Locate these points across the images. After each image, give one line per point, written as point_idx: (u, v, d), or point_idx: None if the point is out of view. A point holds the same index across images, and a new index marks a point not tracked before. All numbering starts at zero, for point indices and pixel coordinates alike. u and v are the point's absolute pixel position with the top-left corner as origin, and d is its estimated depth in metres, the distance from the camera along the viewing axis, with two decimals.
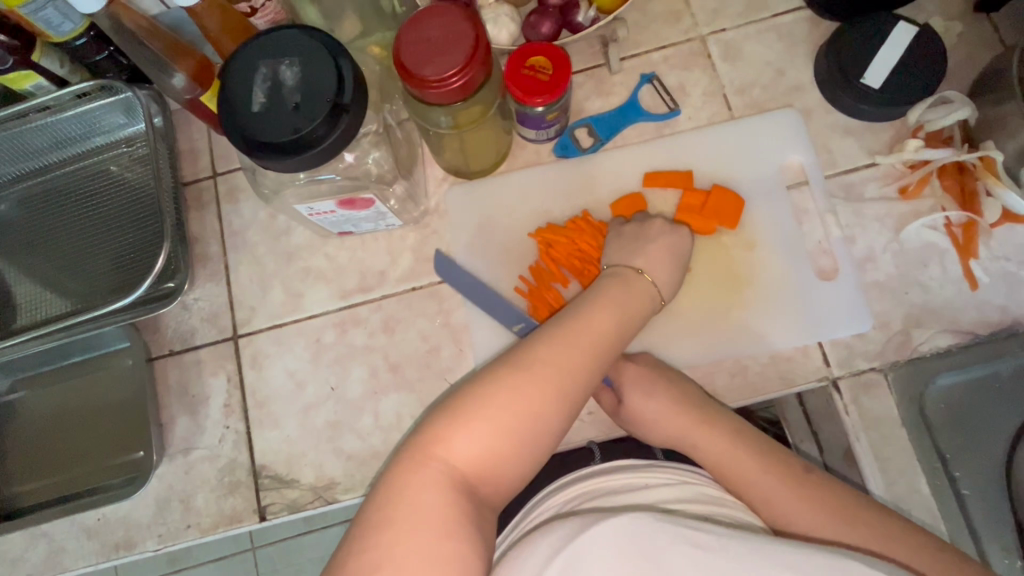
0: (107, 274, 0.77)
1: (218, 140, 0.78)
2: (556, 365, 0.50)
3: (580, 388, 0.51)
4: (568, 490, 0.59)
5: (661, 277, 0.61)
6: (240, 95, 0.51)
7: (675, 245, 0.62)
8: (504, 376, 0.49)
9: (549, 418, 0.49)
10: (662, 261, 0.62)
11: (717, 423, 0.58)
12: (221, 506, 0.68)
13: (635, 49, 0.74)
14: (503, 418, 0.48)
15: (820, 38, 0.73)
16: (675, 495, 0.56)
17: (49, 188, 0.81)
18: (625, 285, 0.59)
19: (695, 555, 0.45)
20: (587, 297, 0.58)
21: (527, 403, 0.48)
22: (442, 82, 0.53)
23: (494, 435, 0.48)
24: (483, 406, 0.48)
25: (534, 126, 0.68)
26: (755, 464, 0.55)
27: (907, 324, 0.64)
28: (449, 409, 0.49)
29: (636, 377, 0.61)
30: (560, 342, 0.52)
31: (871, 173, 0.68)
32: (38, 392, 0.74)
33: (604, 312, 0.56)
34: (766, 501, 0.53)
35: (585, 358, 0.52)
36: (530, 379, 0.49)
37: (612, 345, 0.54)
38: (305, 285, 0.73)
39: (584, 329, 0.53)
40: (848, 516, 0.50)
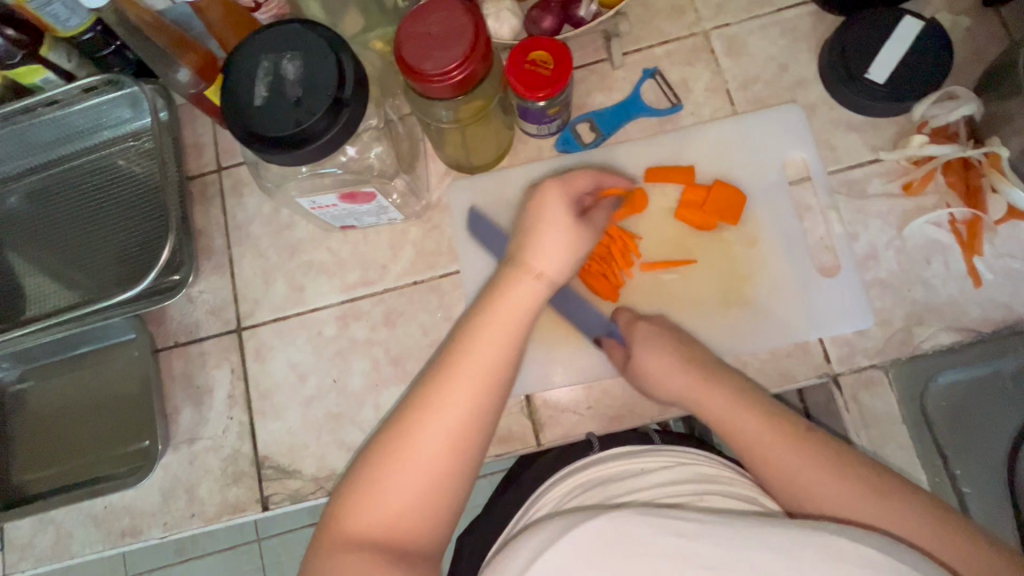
0: (114, 267, 0.78)
1: (222, 135, 0.79)
2: (459, 391, 0.49)
3: (477, 412, 0.49)
4: (565, 484, 0.61)
5: (546, 267, 0.54)
6: (243, 88, 0.52)
7: (570, 230, 0.56)
8: (397, 428, 0.48)
9: (449, 451, 0.47)
10: (558, 253, 0.55)
11: (723, 383, 0.57)
12: (224, 496, 0.69)
13: (637, 44, 0.74)
14: (419, 456, 0.47)
15: (824, 32, 0.72)
16: (671, 478, 0.58)
17: (57, 181, 0.82)
18: (504, 290, 0.53)
19: (682, 547, 0.46)
20: (469, 314, 0.54)
21: (422, 446, 0.47)
22: (443, 76, 0.53)
23: (414, 474, 0.47)
24: (385, 465, 0.47)
25: (536, 121, 0.67)
26: (761, 427, 0.53)
27: (908, 321, 0.64)
28: (369, 457, 0.48)
29: (647, 335, 0.62)
30: (443, 376, 0.49)
31: (874, 169, 0.68)
32: (46, 382, 0.75)
33: (487, 327, 0.52)
34: (770, 466, 0.52)
35: (469, 383, 0.49)
36: (419, 423, 0.48)
37: (500, 360, 0.51)
38: (308, 278, 0.73)
39: (466, 355, 0.50)
40: (852, 482, 0.49)
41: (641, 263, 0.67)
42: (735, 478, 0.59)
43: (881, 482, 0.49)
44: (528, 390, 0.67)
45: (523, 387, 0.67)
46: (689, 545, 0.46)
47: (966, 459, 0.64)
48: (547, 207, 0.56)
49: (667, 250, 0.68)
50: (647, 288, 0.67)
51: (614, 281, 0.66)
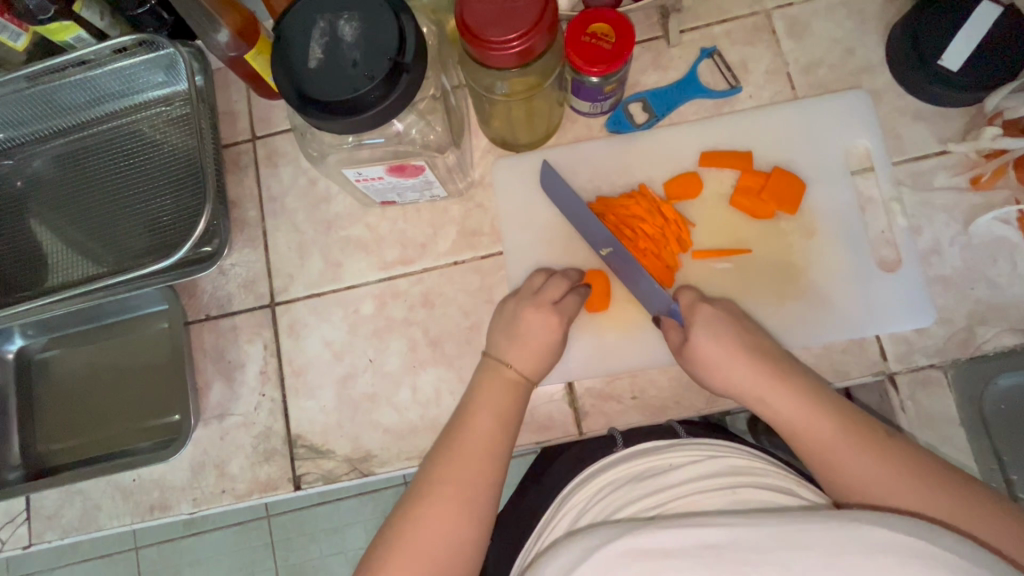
0: (142, 236, 0.76)
1: (257, 102, 0.76)
2: (480, 430, 0.55)
3: (482, 496, 0.53)
4: (593, 485, 0.60)
5: (526, 363, 0.59)
6: (295, 50, 0.49)
7: (545, 336, 0.60)
8: (408, 514, 0.52)
9: (456, 532, 0.51)
10: (530, 354, 0.59)
11: (791, 379, 0.54)
12: (256, 473, 0.67)
13: (695, 22, 0.71)
14: (453, 486, 0.52)
15: (894, 15, 0.69)
16: (702, 474, 0.57)
17: (84, 146, 0.80)
18: (491, 384, 0.58)
19: (705, 554, 0.46)
20: (460, 410, 0.58)
21: (429, 533, 0.50)
22: (503, 45, 0.51)
23: (453, 503, 0.52)
24: (394, 557, 0.49)
25: (590, 97, 0.64)
26: (830, 426, 0.51)
27: (971, 321, 0.62)
28: (407, 498, 0.53)
29: (710, 317, 0.58)
30: (447, 464, 0.54)
31: (941, 162, 0.65)
32: (72, 352, 0.74)
33: (480, 417, 0.56)
34: (837, 468, 0.50)
35: (471, 469, 0.53)
36: (427, 510, 0.51)
37: (498, 435, 0.56)
38: (345, 254, 0.71)
39: (466, 444, 0.55)
40: (912, 477, 0.48)
41: (694, 251, 0.65)
42: (767, 468, 0.57)
43: (942, 475, 0.48)
44: (570, 377, 0.65)
45: (564, 374, 0.65)
46: (713, 551, 0.46)
47: None
48: (527, 314, 0.60)
49: (722, 238, 0.65)
50: (700, 276, 0.65)
51: (668, 264, 0.64)
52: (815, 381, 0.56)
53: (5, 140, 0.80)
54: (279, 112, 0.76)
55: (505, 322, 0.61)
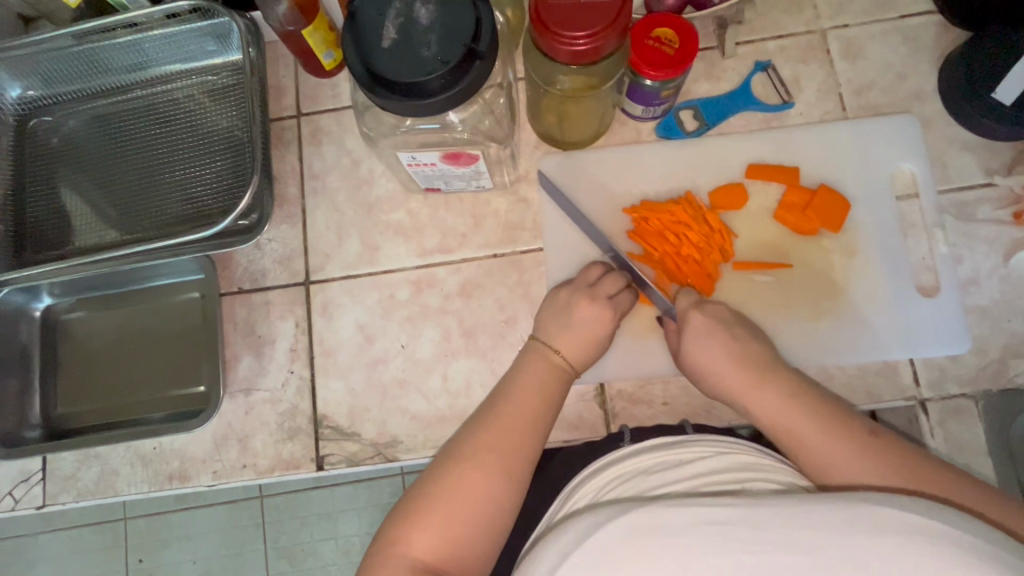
0: (177, 204, 0.76)
1: (305, 79, 0.76)
2: (525, 404, 0.56)
3: (518, 463, 0.52)
4: (603, 475, 0.55)
5: (575, 353, 0.60)
6: (368, 28, 0.48)
7: (597, 327, 0.60)
8: (446, 471, 0.51)
9: (490, 494, 0.50)
10: (581, 343, 0.60)
11: (771, 381, 0.54)
12: (279, 450, 0.67)
13: (751, 35, 0.71)
14: (491, 452, 0.52)
15: (948, 45, 0.69)
16: (714, 469, 0.53)
17: (122, 109, 0.79)
18: (536, 365, 0.59)
19: (713, 532, 0.43)
20: (504, 384, 0.58)
21: (467, 491, 0.50)
22: (571, 41, 0.51)
23: (488, 468, 0.51)
24: (432, 511, 0.49)
25: (645, 101, 0.65)
26: (809, 425, 0.50)
27: (1005, 353, 0.62)
28: (442, 460, 0.53)
29: (701, 327, 0.58)
30: (490, 429, 0.54)
31: (986, 194, 0.65)
32: (100, 315, 0.73)
33: (523, 397, 0.56)
34: (816, 450, 0.49)
35: (509, 436, 0.53)
36: (467, 468, 0.51)
37: (540, 413, 0.56)
38: (384, 238, 0.71)
39: (511, 413, 0.55)
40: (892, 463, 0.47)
41: (735, 261, 0.65)
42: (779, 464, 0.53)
43: (928, 468, 0.47)
44: (603, 378, 0.65)
45: (597, 375, 0.65)
46: (723, 531, 0.43)
47: None
48: (580, 305, 0.61)
49: (764, 251, 0.65)
50: (740, 287, 0.65)
51: (709, 273, 0.64)
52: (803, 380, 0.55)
53: (42, 96, 0.79)
54: (327, 91, 0.76)
55: (557, 302, 0.62)
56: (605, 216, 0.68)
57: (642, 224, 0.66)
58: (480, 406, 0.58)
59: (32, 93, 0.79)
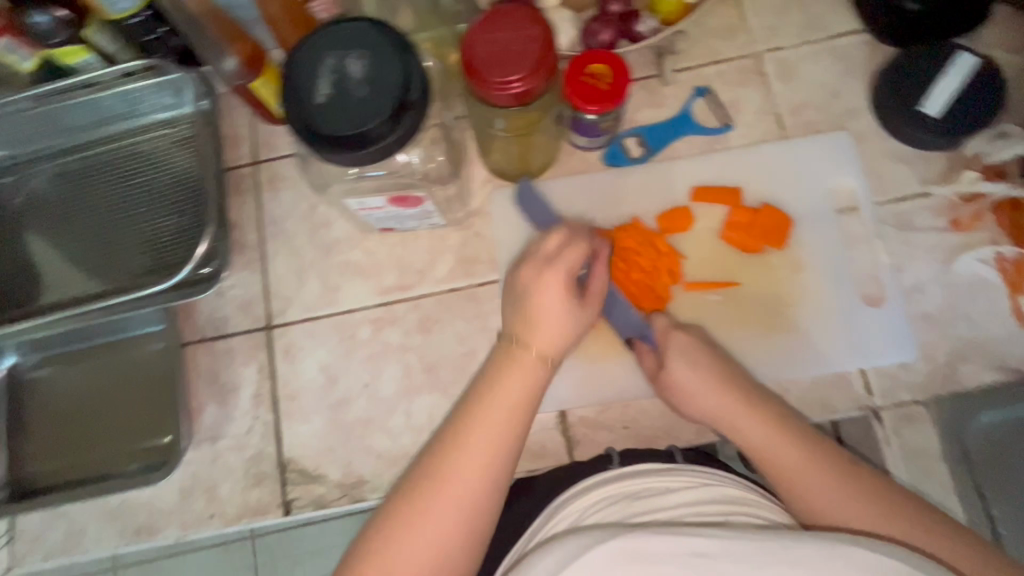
0: (140, 256, 0.77)
1: (261, 127, 0.78)
2: (491, 423, 0.52)
3: (489, 479, 0.50)
4: (589, 497, 0.55)
5: (549, 343, 0.56)
6: (303, 86, 0.50)
7: (570, 295, 0.56)
8: (410, 505, 0.49)
9: (467, 508, 0.49)
10: (561, 321, 0.56)
11: (758, 408, 0.55)
12: (245, 497, 0.67)
13: (689, 62, 0.74)
14: (454, 484, 0.49)
15: (877, 61, 0.72)
16: (698, 499, 0.54)
17: (84, 165, 0.81)
18: (508, 366, 0.55)
19: (692, 562, 0.45)
20: (475, 389, 0.55)
21: (428, 526, 0.48)
22: (504, 86, 0.53)
23: (452, 502, 0.49)
24: (410, 534, 0.48)
25: (587, 134, 0.67)
26: (796, 466, 0.52)
27: (952, 357, 0.63)
28: (404, 488, 0.50)
29: (685, 347, 0.59)
30: (453, 456, 0.50)
31: (922, 203, 0.67)
32: (63, 371, 0.73)
33: (495, 404, 0.53)
34: (804, 491, 0.51)
35: (484, 453, 0.51)
36: (443, 487, 0.49)
37: (510, 430, 0.52)
38: (343, 279, 0.72)
39: (487, 423, 0.52)
40: (874, 502, 0.49)
41: (686, 282, 0.66)
42: (763, 501, 0.54)
43: (903, 503, 0.49)
44: (563, 406, 0.66)
45: (557, 403, 0.66)
46: (703, 561, 0.45)
47: (1007, 499, 0.62)
48: (548, 289, 0.56)
49: (713, 271, 0.67)
50: (692, 307, 0.66)
51: (660, 295, 0.65)
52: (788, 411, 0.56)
53: (4, 156, 0.81)
54: (282, 137, 0.77)
55: (517, 290, 0.57)
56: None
57: None
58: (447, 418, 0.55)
59: None
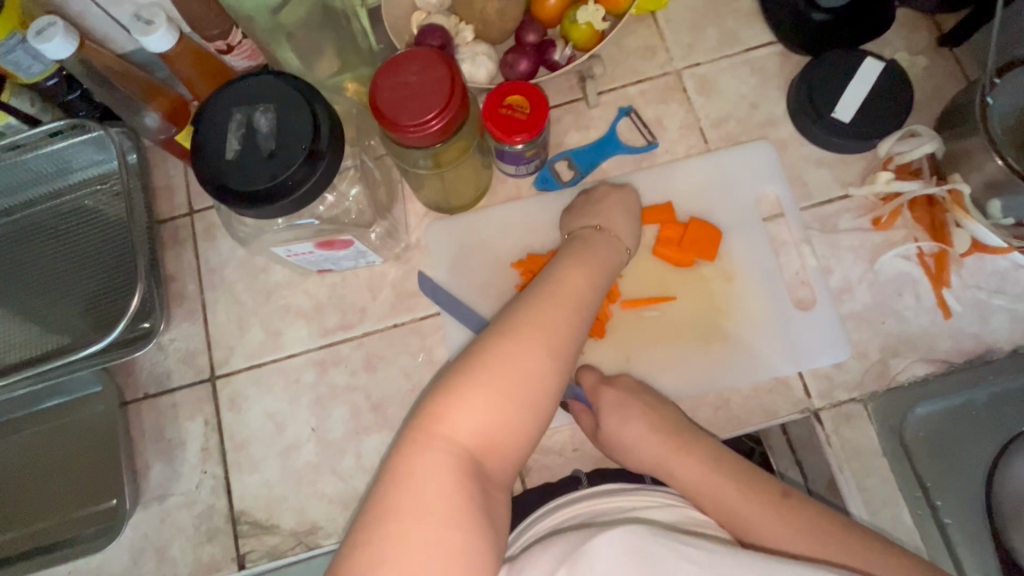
0: (78, 315, 0.76)
1: (194, 176, 0.78)
2: (544, 326, 0.52)
3: (555, 367, 0.50)
4: (561, 514, 0.56)
5: (626, 232, 0.64)
6: (213, 143, 0.50)
7: (630, 206, 0.66)
8: (460, 393, 0.48)
9: (538, 380, 0.49)
10: (625, 217, 0.65)
11: (693, 448, 0.57)
12: (198, 555, 0.66)
13: (612, 84, 0.75)
14: (508, 381, 0.48)
15: (792, 71, 0.75)
16: (668, 519, 0.54)
17: (18, 226, 0.80)
18: (569, 275, 0.57)
19: (683, 564, 0.45)
20: (534, 288, 0.56)
21: (475, 419, 0.47)
22: (421, 125, 0.53)
23: (503, 400, 0.48)
24: (489, 368, 0.48)
25: (513, 161, 0.68)
26: (735, 495, 0.54)
27: (884, 353, 0.65)
28: (451, 381, 0.49)
29: (615, 402, 0.61)
30: (508, 349, 0.50)
31: (844, 205, 0.69)
32: (3, 441, 0.71)
33: (576, 269, 0.58)
34: (742, 526, 0.53)
35: (560, 325, 0.52)
36: (519, 335, 0.50)
37: (565, 336, 0.52)
38: (285, 323, 0.72)
39: (561, 295, 0.55)
40: (812, 537, 0.50)
41: (623, 300, 0.67)
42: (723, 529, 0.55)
43: (846, 530, 0.50)
44: None
45: None
46: (692, 566, 0.45)
47: (953, 490, 0.63)
48: (607, 203, 0.65)
49: (649, 287, 0.68)
50: (630, 324, 0.67)
51: (598, 316, 0.66)
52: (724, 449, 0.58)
53: None
54: None
55: (572, 236, 0.63)
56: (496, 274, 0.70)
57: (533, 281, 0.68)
58: (499, 315, 0.54)
59: None
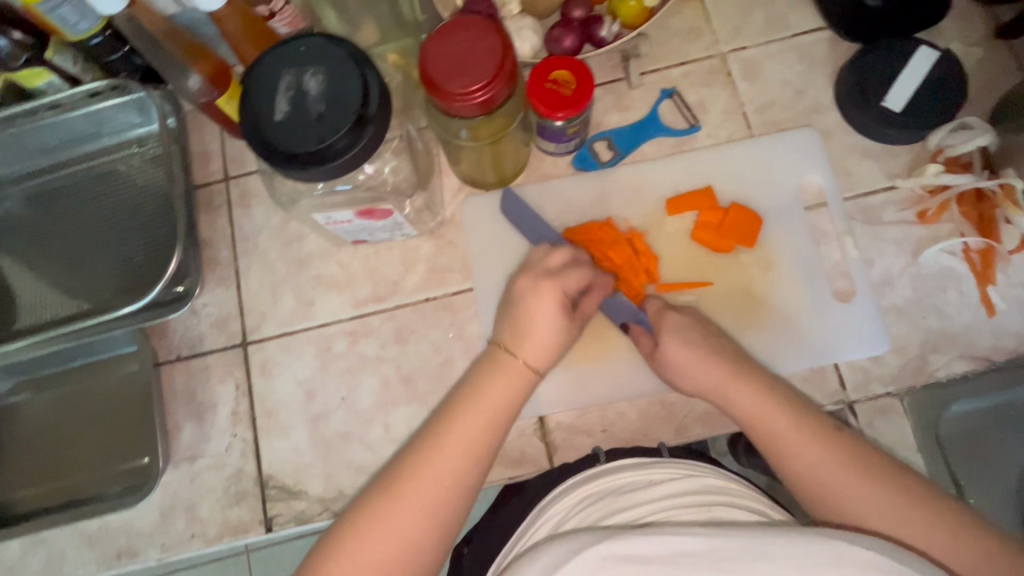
0: (113, 276, 0.76)
1: (230, 143, 0.78)
2: (456, 438, 0.53)
3: (467, 476, 0.52)
4: (574, 497, 0.58)
5: (537, 356, 0.57)
6: (262, 104, 0.50)
7: (557, 331, 0.57)
8: (373, 508, 0.50)
9: (447, 489, 0.51)
10: (543, 347, 0.57)
11: (750, 377, 0.56)
12: (226, 516, 0.67)
13: (655, 65, 0.74)
14: (420, 495, 0.50)
15: (841, 58, 0.73)
16: (682, 491, 0.56)
17: (55, 187, 0.80)
18: (494, 377, 0.56)
19: (678, 561, 0.46)
20: (460, 392, 0.56)
21: (387, 533, 0.49)
22: (466, 96, 0.53)
23: (413, 513, 0.49)
24: (403, 480, 0.51)
25: (554, 139, 0.67)
26: (788, 427, 0.53)
27: (923, 349, 0.64)
28: (369, 495, 0.51)
29: (674, 325, 0.60)
30: (421, 459, 0.52)
31: (890, 197, 0.68)
32: (39, 395, 0.73)
33: (475, 409, 0.54)
34: (792, 461, 0.52)
35: (441, 483, 0.51)
36: (407, 493, 0.50)
37: (480, 443, 0.53)
38: (317, 293, 0.72)
39: (456, 444, 0.52)
40: (863, 473, 0.50)
41: (659, 283, 0.67)
42: (745, 490, 0.57)
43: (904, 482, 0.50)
44: (542, 412, 0.66)
45: (536, 409, 0.66)
46: (688, 559, 0.46)
47: (982, 489, 0.63)
48: (533, 298, 0.57)
49: (685, 272, 0.67)
50: None
51: (635, 296, 0.65)
52: (784, 387, 0.57)
53: None
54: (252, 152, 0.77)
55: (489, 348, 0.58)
56: (540, 236, 0.69)
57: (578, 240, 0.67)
58: (427, 422, 0.56)
59: None
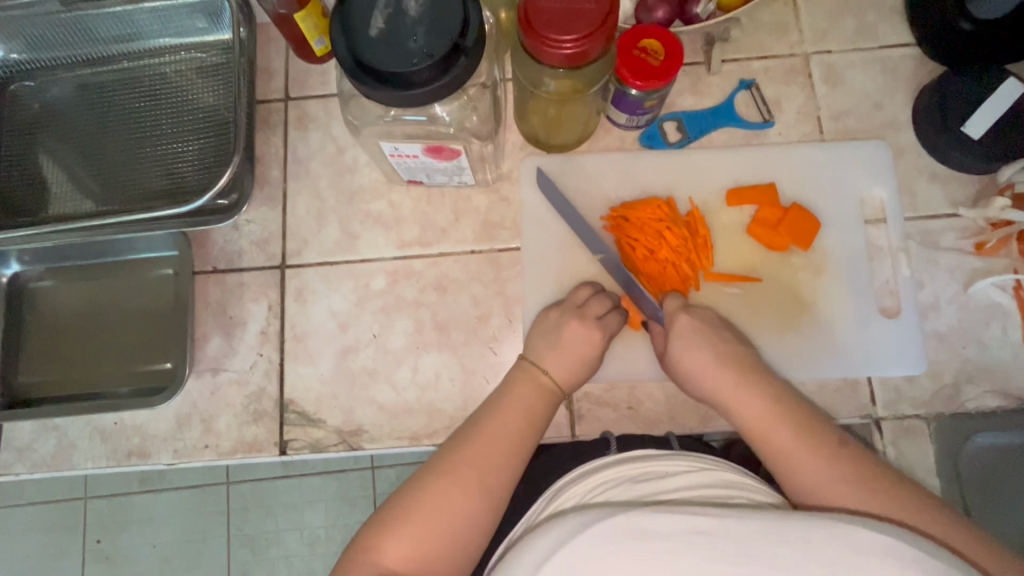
0: (153, 180, 0.75)
1: (295, 63, 0.76)
2: (501, 430, 0.55)
3: (510, 461, 0.53)
4: (587, 481, 0.55)
5: (561, 370, 0.59)
6: (358, 17, 0.49)
7: (586, 348, 0.60)
8: (424, 484, 0.51)
9: (495, 472, 0.52)
10: (570, 363, 0.60)
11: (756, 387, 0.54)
12: (242, 433, 0.66)
13: (736, 54, 0.73)
14: (471, 474, 0.51)
15: (924, 77, 0.72)
16: (700, 483, 0.53)
17: (105, 80, 0.78)
18: (524, 385, 0.58)
19: (699, 541, 0.43)
20: (493, 401, 0.58)
21: (443, 509, 0.49)
22: (558, 44, 0.51)
23: (464, 490, 0.50)
24: (452, 463, 0.52)
25: (630, 109, 0.65)
26: (790, 436, 0.51)
27: (958, 378, 0.64)
28: (418, 475, 0.52)
29: (686, 329, 0.59)
30: (472, 447, 0.53)
31: (950, 223, 0.68)
32: (68, 286, 0.72)
33: (513, 404, 0.57)
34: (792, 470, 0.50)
35: (492, 457, 0.53)
36: (450, 483, 0.51)
37: (523, 435, 0.55)
38: (363, 227, 0.71)
39: (486, 444, 0.53)
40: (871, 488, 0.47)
41: (709, 271, 0.66)
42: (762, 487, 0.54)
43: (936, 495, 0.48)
44: None
45: None
46: (707, 539, 0.43)
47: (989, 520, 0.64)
48: (571, 326, 0.61)
49: (734, 263, 0.67)
50: (709, 298, 0.66)
51: (683, 280, 0.65)
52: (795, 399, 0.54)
53: (26, 60, 0.78)
54: (316, 77, 0.76)
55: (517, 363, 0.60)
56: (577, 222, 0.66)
57: (634, 216, 0.66)
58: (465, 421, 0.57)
59: (16, 57, 0.78)
